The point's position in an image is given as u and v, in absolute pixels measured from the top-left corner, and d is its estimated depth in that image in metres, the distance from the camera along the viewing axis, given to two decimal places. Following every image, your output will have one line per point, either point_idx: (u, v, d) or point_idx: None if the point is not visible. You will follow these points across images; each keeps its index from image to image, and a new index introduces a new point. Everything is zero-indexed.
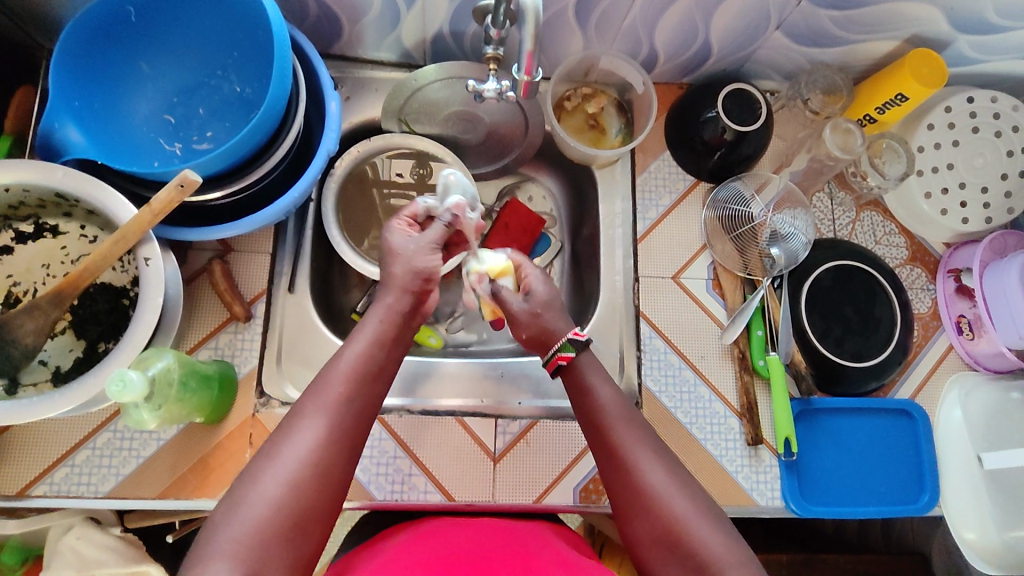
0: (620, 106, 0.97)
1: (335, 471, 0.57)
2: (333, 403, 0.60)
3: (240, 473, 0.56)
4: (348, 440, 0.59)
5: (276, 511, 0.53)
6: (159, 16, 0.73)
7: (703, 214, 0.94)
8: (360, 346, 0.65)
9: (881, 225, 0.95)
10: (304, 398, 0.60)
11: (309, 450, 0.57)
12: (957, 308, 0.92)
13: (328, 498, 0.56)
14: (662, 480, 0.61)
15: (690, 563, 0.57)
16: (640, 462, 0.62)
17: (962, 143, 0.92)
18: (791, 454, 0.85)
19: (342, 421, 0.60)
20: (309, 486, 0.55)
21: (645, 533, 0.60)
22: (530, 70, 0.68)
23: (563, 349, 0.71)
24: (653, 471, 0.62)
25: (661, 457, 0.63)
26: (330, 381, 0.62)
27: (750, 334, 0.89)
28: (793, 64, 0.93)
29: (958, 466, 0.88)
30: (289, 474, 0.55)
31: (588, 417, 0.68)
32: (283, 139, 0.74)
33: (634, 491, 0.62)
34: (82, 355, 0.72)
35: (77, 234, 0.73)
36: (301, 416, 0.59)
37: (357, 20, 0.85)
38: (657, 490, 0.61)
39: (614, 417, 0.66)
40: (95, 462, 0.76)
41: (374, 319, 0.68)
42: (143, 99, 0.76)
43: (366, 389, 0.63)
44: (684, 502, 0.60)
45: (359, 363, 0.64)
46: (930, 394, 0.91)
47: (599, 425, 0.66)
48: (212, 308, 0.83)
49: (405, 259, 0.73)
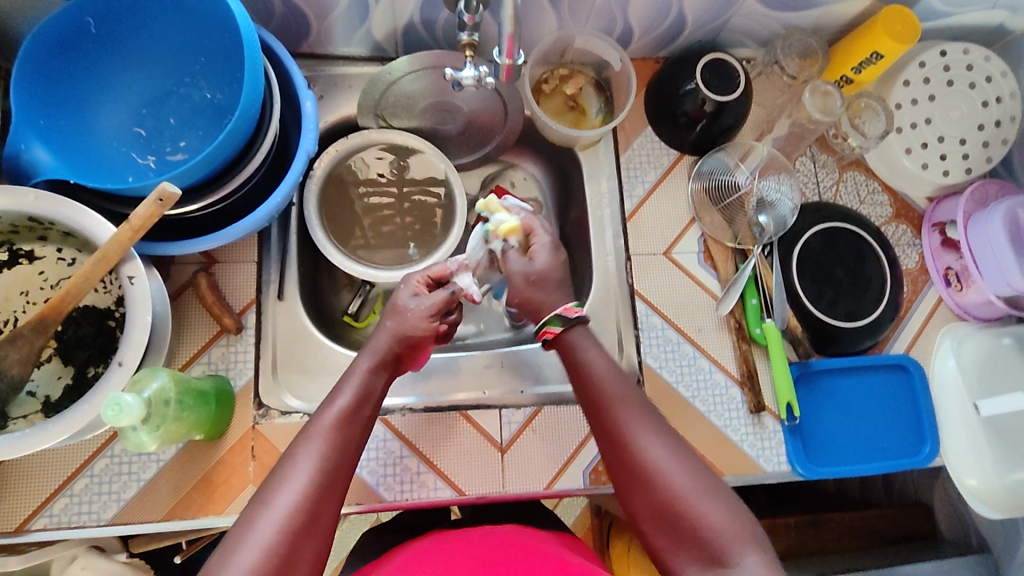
0: (598, 85, 0.97)
1: (325, 517, 0.57)
2: (326, 447, 0.59)
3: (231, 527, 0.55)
4: (339, 485, 0.59)
5: (266, 559, 0.53)
6: (121, 25, 0.70)
7: (689, 188, 0.94)
8: (351, 389, 0.64)
9: (864, 184, 0.96)
10: (293, 446, 0.59)
11: (300, 497, 0.56)
12: (943, 260, 0.94)
13: (318, 544, 0.56)
14: (660, 453, 0.61)
15: (694, 534, 0.57)
16: (636, 436, 0.62)
17: (938, 97, 0.93)
18: (793, 418, 0.86)
19: (336, 465, 0.59)
20: (299, 537, 0.55)
21: (645, 507, 0.60)
22: (512, 53, 0.67)
23: (548, 324, 0.70)
24: (651, 445, 0.61)
25: (656, 427, 0.63)
26: (322, 426, 0.61)
27: (745, 304, 0.89)
28: (767, 31, 0.93)
29: (956, 415, 0.89)
30: (280, 521, 0.54)
31: (586, 394, 0.67)
32: (260, 145, 0.72)
33: (632, 467, 0.61)
34: (71, 382, 0.70)
35: (55, 258, 0.71)
36: (290, 465, 0.58)
37: (325, 15, 0.83)
38: (656, 462, 0.60)
39: (613, 395, 0.65)
40: (94, 489, 0.74)
41: (364, 364, 0.67)
42: (110, 113, 0.73)
43: (356, 432, 0.62)
44: (681, 473, 0.60)
45: (349, 407, 0.63)
46: (924, 346, 0.92)
47: (594, 397, 0.66)
48: (202, 323, 0.81)
49: (401, 319, 0.71)
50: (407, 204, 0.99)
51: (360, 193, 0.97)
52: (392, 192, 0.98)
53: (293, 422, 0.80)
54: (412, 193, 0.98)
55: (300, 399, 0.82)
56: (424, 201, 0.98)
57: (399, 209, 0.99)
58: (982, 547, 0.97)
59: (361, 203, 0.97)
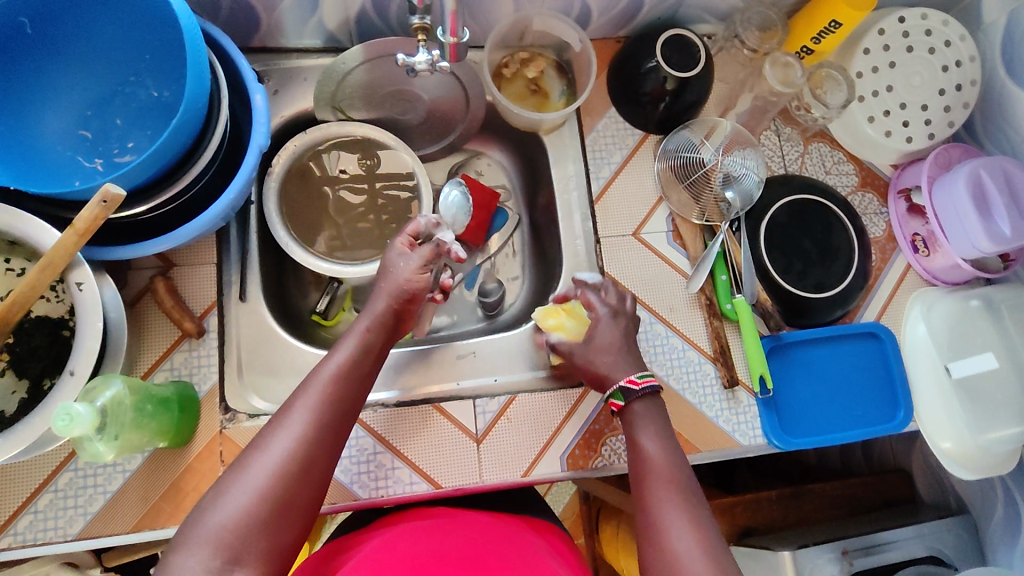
0: (560, 67, 0.96)
1: (318, 467, 0.61)
2: (321, 399, 0.64)
3: (229, 467, 0.60)
4: (331, 437, 0.63)
5: (260, 501, 0.56)
6: (59, 25, 0.68)
7: (656, 166, 0.93)
8: (348, 348, 0.69)
9: (829, 154, 0.96)
10: (293, 397, 0.64)
11: (296, 443, 0.60)
12: (910, 227, 0.94)
13: (309, 491, 0.60)
14: (688, 544, 0.59)
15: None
16: (669, 523, 0.60)
17: (898, 64, 0.92)
18: (767, 391, 0.85)
19: (328, 417, 0.63)
20: (292, 478, 0.59)
21: None
22: (456, 31, 0.67)
23: (614, 397, 0.75)
24: (679, 534, 0.59)
25: (689, 516, 0.61)
26: (320, 380, 0.65)
27: (715, 280, 0.89)
28: (725, 5, 0.92)
29: (928, 379, 0.90)
30: (274, 466, 0.58)
31: (636, 484, 0.67)
32: (210, 139, 0.70)
33: (659, 552, 0.59)
34: (27, 396, 0.67)
35: (2, 268, 0.67)
36: (290, 412, 0.62)
37: (274, 7, 0.81)
38: (678, 549, 0.58)
39: (654, 477, 0.65)
40: (59, 504, 0.72)
41: (361, 326, 0.72)
42: (52, 116, 0.70)
43: (351, 389, 0.66)
44: (702, 562, 0.57)
45: (346, 364, 0.67)
46: (894, 314, 0.93)
47: (641, 473, 0.67)
48: (163, 328, 0.79)
49: (396, 275, 0.76)
50: (381, 201, 0.97)
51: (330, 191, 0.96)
52: (364, 188, 0.97)
53: (262, 425, 0.78)
54: (384, 188, 0.97)
55: (267, 400, 0.81)
56: (397, 195, 0.97)
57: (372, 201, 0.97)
58: (961, 509, 0.98)
59: (334, 200, 0.96)
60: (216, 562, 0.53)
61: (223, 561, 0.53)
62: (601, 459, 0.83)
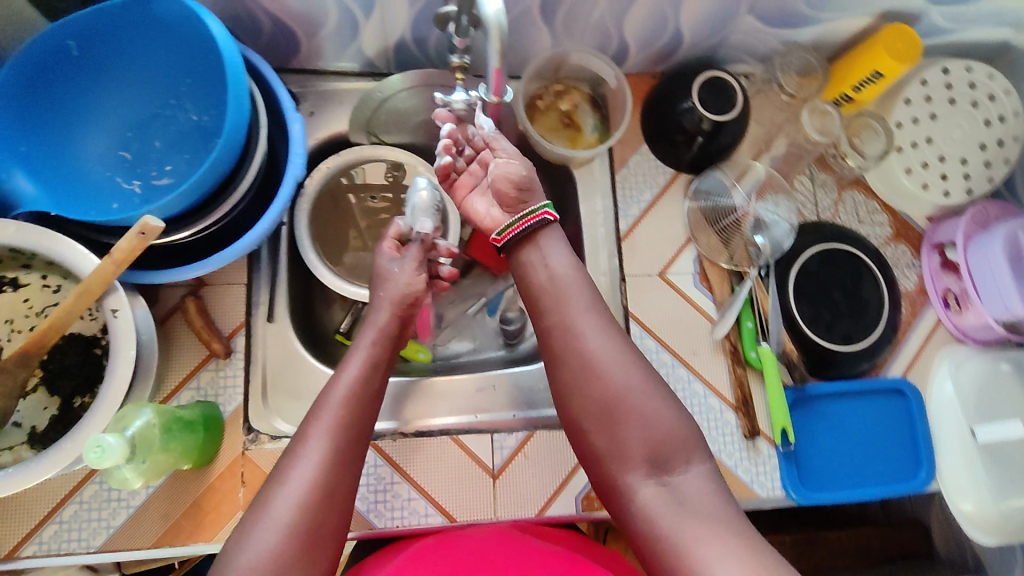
0: (594, 102, 0.94)
1: (341, 490, 0.62)
2: (336, 424, 0.64)
3: (253, 500, 0.61)
4: (350, 461, 0.64)
5: (287, 537, 0.58)
6: (105, 49, 0.68)
7: (685, 206, 0.93)
8: (356, 364, 0.70)
9: (863, 204, 0.95)
10: (305, 424, 0.65)
11: (316, 474, 0.61)
12: (942, 282, 0.93)
13: (336, 515, 0.61)
14: (605, 351, 0.68)
15: (642, 436, 0.65)
16: (587, 334, 0.69)
17: (940, 116, 0.91)
18: (788, 444, 0.85)
19: (345, 442, 0.64)
20: (318, 506, 0.60)
21: (589, 403, 0.67)
22: (499, 92, 0.64)
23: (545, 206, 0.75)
24: (596, 342, 0.69)
25: (606, 330, 0.70)
26: (331, 405, 0.66)
27: (740, 327, 0.88)
28: (766, 47, 0.91)
29: (953, 440, 0.89)
30: (296, 497, 0.59)
31: (546, 297, 0.72)
32: (248, 167, 0.71)
33: (581, 367, 0.68)
34: (58, 413, 0.68)
35: (39, 285, 0.69)
36: (305, 440, 0.63)
37: (314, 33, 0.81)
38: (599, 359, 0.68)
39: (565, 293, 0.72)
40: (84, 516, 0.74)
41: (368, 339, 0.73)
42: (93, 138, 0.71)
43: (365, 406, 0.67)
44: (629, 375, 0.67)
45: (357, 383, 0.68)
46: (921, 370, 0.91)
47: (550, 292, 0.72)
48: (191, 347, 0.80)
49: (394, 282, 0.78)
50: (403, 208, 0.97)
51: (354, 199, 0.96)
52: (388, 196, 0.96)
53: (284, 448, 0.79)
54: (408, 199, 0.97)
55: (290, 423, 0.81)
56: None
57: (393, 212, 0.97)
58: None
59: (358, 206, 0.96)
60: None
61: None
62: None
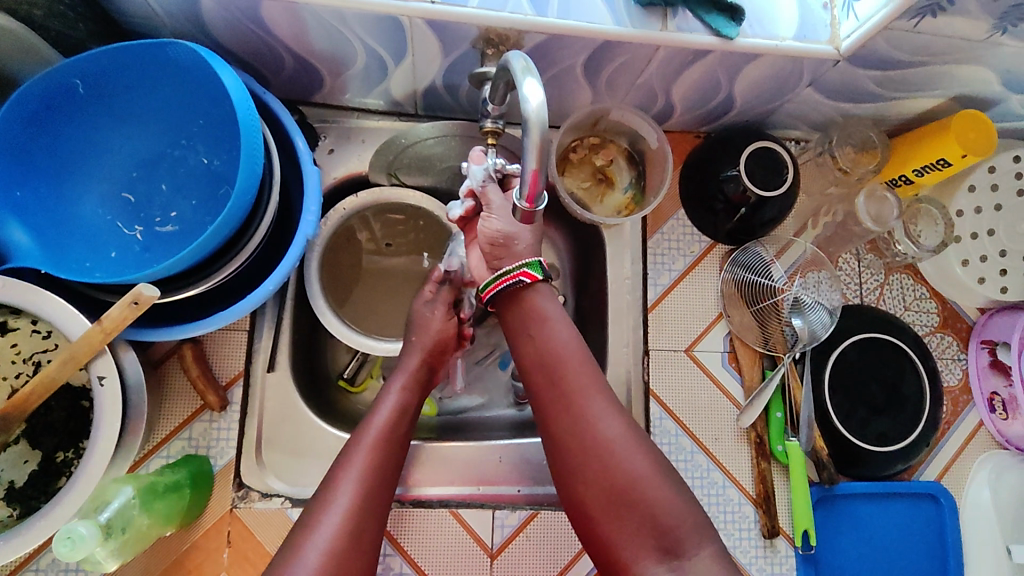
0: (631, 157, 0.88)
1: (368, 538, 0.59)
2: (366, 468, 0.62)
3: (279, 547, 0.57)
4: (377, 509, 0.61)
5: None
6: (112, 88, 0.63)
7: (719, 279, 0.87)
8: (386, 408, 0.69)
9: (911, 289, 0.89)
10: (335, 467, 0.62)
11: (345, 518, 0.58)
12: (990, 384, 0.87)
13: (362, 564, 0.57)
14: (616, 431, 0.60)
15: (650, 525, 0.56)
16: (597, 408, 0.60)
17: (1005, 207, 0.84)
18: (809, 547, 0.80)
19: (374, 488, 0.61)
20: (345, 554, 0.56)
21: (597, 490, 0.59)
22: (533, 198, 0.51)
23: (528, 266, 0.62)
24: (608, 419, 0.60)
25: (612, 405, 0.61)
26: (361, 448, 0.64)
27: (769, 417, 0.82)
28: (823, 117, 0.84)
29: (986, 553, 0.83)
30: (326, 542, 0.56)
31: (542, 366, 0.63)
32: (259, 221, 0.66)
33: (588, 446, 0.60)
34: (37, 468, 0.64)
35: (28, 331, 0.64)
36: (335, 483, 0.61)
37: (340, 73, 0.76)
38: (611, 439, 0.59)
39: (572, 359, 0.63)
40: (61, 566, 0.70)
41: (398, 383, 0.72)
42: (97, 179, 0.67)
43: (393, 453, 0.65)
44: (638, 457, 0.59)
45: (386, 426, 0.67)
46: (957, 475, 0.85)
47: (550, 360, 0.63)
48: (185, 395, 0.76)
49: (428, 330, 0.77)
50: (420, 222, 0.89)
51: (366, 212, 0.87)
52: (405, 210, 0.88)
53: (273, 508, 0.75)
54: (426, 214, 0.88)
55: (284, 481, 0.77)
56: (439, 226, 0.89)
57: (412, 228, 0.90)
58: None
59: (373, 215, 0.88)
60: None
61: None
62: None
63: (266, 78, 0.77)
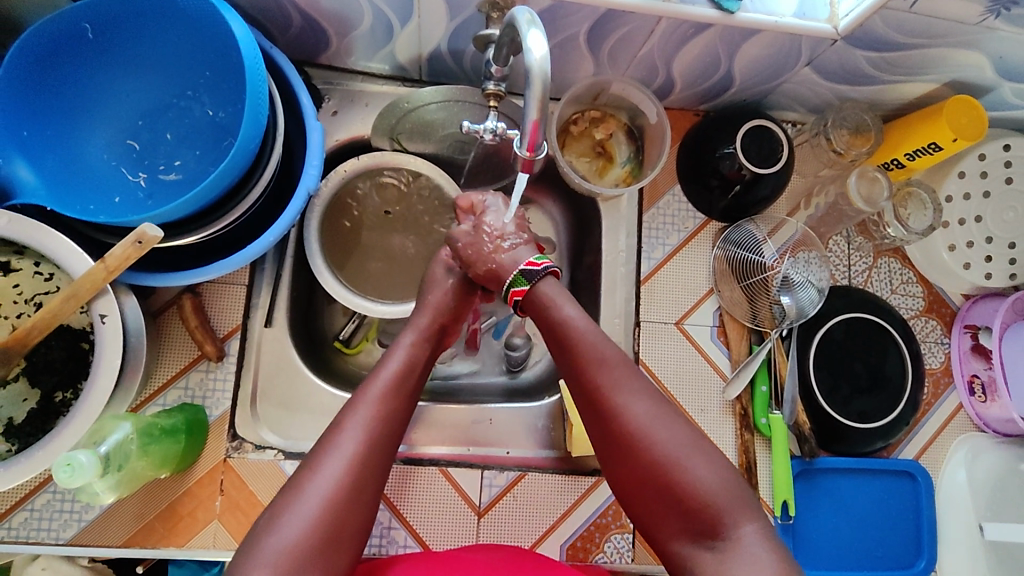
0: (630, 132, 0.89)
1: (370, 487, 0.58)
2: (372, 420, 0.60)
3: (279, 489, 0.56)
4: (381, 460, 0.59)
5: (315, 526, 0.53)
6: (120, 33, 0.64)
7: (712, 254, 0.88)
8: (397, 359, 0.66)
9: (898, 272, 0.91)
10: (342, 412, 0.60)
11: (348, 466, 0.56)
12: (970, 367, 0.89)
13: (360, 513, 0.56)
14: (645, 411, 0.59)
15: (683, 506, 0.56)
16: (621, 394, 0.60)
17: (993, 195, 0.86)
18: (787, 517, 0.82)
19: (380, 440, 0.59)
20: (345, 501, 0.55)
21: (633, 469, 0.58)
22: (534, 146, 0.53)
23: (515, 284, 0.69)
24: (635, 404, 0.59)
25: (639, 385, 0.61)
26: (369, 396, 0.62)
27: (754, 390, 0.84)
28: (820, 99, 0.85)
29: (958, 531, 0.86)
30: (327, 488, 0.55)
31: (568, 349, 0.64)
32: (261, 174, 0.67)
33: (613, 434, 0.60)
34: (36, 407, 0.66)
35: (31, 272, 0.65)
36: (340, 429, 0.59)
37: (346, 34, 0.76)
38: (640, 420, 0.58)
39: (592, 346, 0.63)
40: (56, 506, 0.72)
41: (407, 340, 0.69)
42: (103, 124, 0.68)
43: (400, 408, 0.63)
44: (668, 437, 0.58)
45: (396, 376, 0.64)
46: (935, 455, 0.88)
47: (574, 343, 0.63)
48: (183, 346, 0.77)
49: (442, 290, 0.75)
50: (420, 199, 0.90)
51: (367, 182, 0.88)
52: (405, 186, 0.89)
53: (266, 460, 0.77)
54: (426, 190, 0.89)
55: (278, 434, 0.79)
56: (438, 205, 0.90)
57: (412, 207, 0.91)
58: None
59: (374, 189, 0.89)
60: None
61: None
62: (601, 554, 0.81)
63: (272, 37, 0.78)
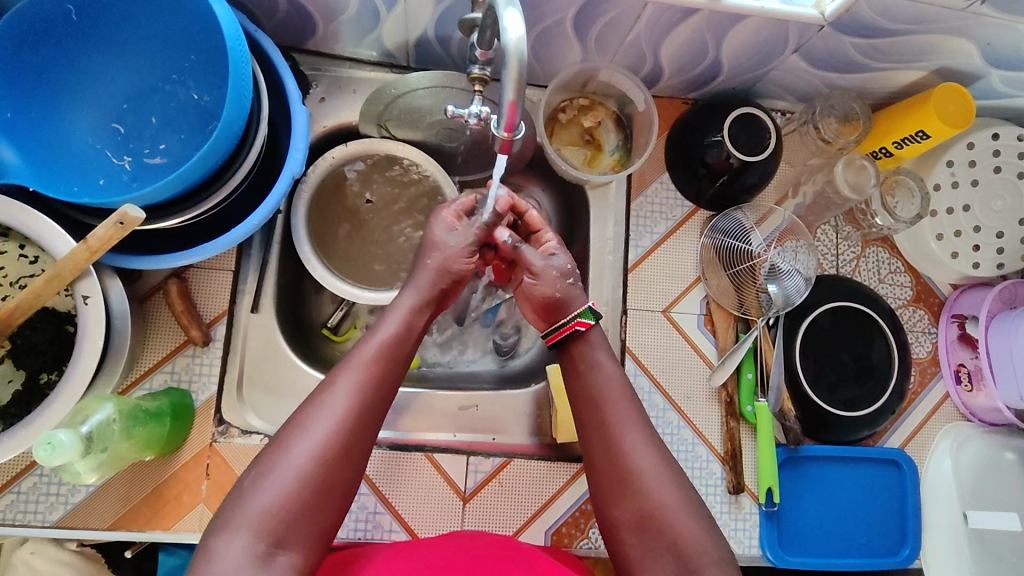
0: (618, 120, 0.89)
1: (358, 447, 0.58)
2: (360, 381, 0.60)
3: (267, 444, 0.56)
4: (369, 420, 0.59)
5: (302, 484, 0.54)
6: (105, 14, 0.64)
7: (699, 243, 0.88)
8: (392, 324, 0.66)
9: (886, 262, 0.91)
10: (333, 372, 0.61)
11: (337, 425, 0.57)
12: (957, 356, 0.89)
13: (349, 473, 0.57)
14: (649, 463, 0.62)
15: (671, 550, 0.58)
16: (633, 448, 0.63)
17: (981, 183, 0.86)
18: (771, 504, 0.82)
19: (368, 400, 0.60)
20: (334, 461, 0.56)
21: (627, 514, 0.61)
22: (512, 126, 0.53)
23: (581, 315, 0.70)
24: (640, 456, 0.62)
25: (652, 441, 0.63)
26: (360, 358, 0.62)
27: (740, 377, 0.84)
28: (809, 87, 0.85)
29: (942, 519, 0.86)
30: (316, 447, 0.55)
31: (586, 402, 0.67)
32: (245, 156, 0.67)
33: (622, 472, 0.62)
34: (22, 389, 0.66)
35: (15, 255, 0.65)
36: (330, 390, 0.59)
37: (333, 19, 0.76)
38: (643, 471, 0.61)
39: (610, 397, 0.66)
40: (42, 490, 0.72)
41: (405, 303, 0.68)
42: (86, 107, 0.67)
43: (391, 370, 0.62)
44: (669, 488, 0.61)
45: (390, 340, 0.64)
46: (920, 444, 0.88)
47: (593, 389, 0.67)
48: (169, 331, 0.77)
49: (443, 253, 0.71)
50: (407, 188, 0.90)
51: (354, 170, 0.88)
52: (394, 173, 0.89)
53: (252, 444, 0.77)
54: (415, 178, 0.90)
55: (263, 419, 0.79)
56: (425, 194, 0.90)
57: (399, 197, 0.91)
58: None
59: (360, 177, 0.89)
60: (259, 547, 0.50)
61: (266, 545, 0.51)
62: (585, 540, 0.81)
63: (258, 22, 0.78)
